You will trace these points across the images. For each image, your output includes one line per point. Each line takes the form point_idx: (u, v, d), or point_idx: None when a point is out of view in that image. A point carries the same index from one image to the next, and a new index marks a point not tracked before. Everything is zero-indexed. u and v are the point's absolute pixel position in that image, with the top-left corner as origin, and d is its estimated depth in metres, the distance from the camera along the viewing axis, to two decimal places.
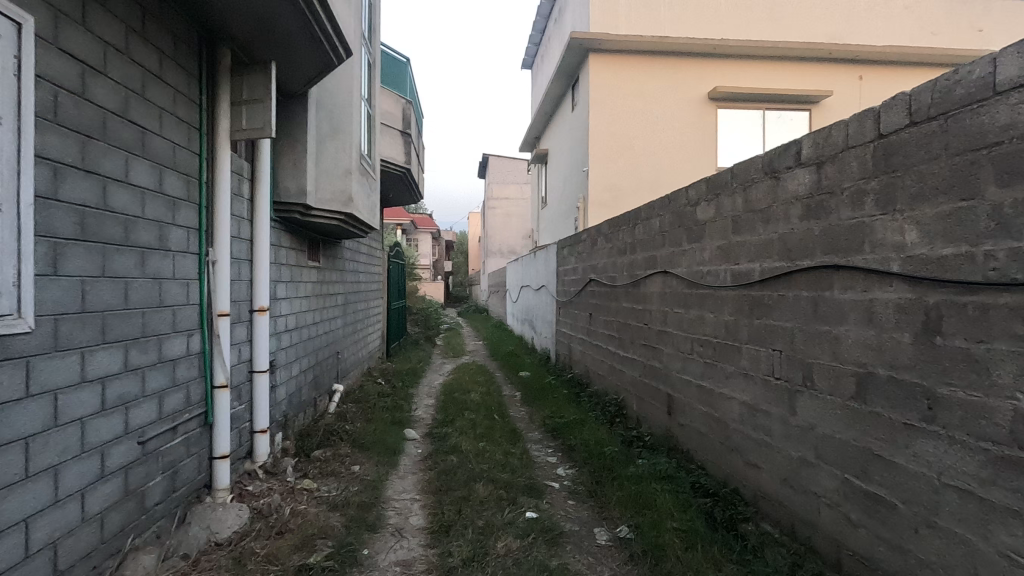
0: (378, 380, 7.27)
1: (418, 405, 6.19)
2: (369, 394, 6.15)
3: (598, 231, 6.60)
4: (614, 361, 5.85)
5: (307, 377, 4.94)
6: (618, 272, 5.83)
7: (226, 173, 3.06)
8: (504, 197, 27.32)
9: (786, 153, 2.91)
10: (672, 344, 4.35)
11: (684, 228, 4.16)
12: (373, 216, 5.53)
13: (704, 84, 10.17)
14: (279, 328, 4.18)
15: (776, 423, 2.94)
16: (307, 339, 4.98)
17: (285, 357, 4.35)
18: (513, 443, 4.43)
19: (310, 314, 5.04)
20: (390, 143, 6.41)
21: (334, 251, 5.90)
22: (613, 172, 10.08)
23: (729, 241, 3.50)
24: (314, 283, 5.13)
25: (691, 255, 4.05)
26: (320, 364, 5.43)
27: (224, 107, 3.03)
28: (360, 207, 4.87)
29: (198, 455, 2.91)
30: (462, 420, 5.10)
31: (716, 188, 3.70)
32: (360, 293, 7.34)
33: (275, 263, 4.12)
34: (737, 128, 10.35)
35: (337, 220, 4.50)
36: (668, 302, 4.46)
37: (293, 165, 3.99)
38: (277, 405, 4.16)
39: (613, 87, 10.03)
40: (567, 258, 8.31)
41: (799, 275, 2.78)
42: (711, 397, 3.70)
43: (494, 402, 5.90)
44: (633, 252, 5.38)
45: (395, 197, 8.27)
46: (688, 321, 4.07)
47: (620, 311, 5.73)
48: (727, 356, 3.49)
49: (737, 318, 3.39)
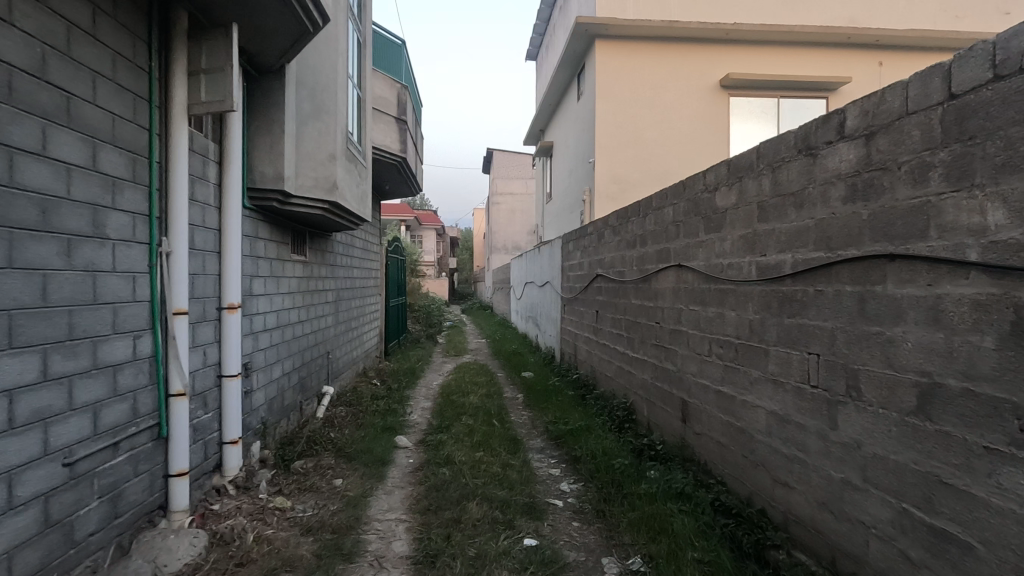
0: (373, 382, 6.91)
1: (413, 408, 5.84)
2: (362, 397, 5.79)
3: (605, 223, 6.21)
4: (623, 362, 5.46)
5: (292, 380, 4.60)
6: (627, 267, 5.43)
7: (183, 152, 2.69)
8: (509, 192, 26.92)
9: (826, 126, 2.50)
10: (687, 346, 3.96)
11: (701, 216, 3.77)
12: (363, 207, 5.15)
13: (716, 71, 9.73)
14: (256, 328, 3.83)
15: (813, 438, 2.56)
16: (292, 339, 4.62)
17: (265, 359, 4.00)
18: (512, 452, 4.07)
19: (295, 312, 4.69)
20: (385, 129, 6.04)
21: (324, 244, 5.54)
22: (620, 164, 9.67)
23: (753, 230, 3.11)
24: (299, 278, 4.77)
25: (709, 246, 3.65)
26: (308, 366, 5.08)
27: (180, 76, 2.66)
28: (348, 196, 4.50)
29: (150, 473, 2.55)
30: (458, 426, 4.74)
31: (737, 171, 3.31)
32: (354, 291, 6.99)
33: (252, 257, 3.76)
34: (750, 116, 9.92)
35: (321, 209, 4.12)
36: (682, 298, 4.07)
37: (269, 147, 3.62)
38: (255, 411, 3.82)
39: (620, 74, 9.60)
40: (572, 253, 7.92)
41: (842, 267, 2.39)
42: (733, 404, 3.31)
43: (494, 406, 5.54)
44: (642, 244, 5.00)
45: (392, 188, 7.90)
46: (706, 320, 3.68)
47: (628, 308, 5.35)
48: (752, 359, 3.10)
49: (763, 316, 3.00)
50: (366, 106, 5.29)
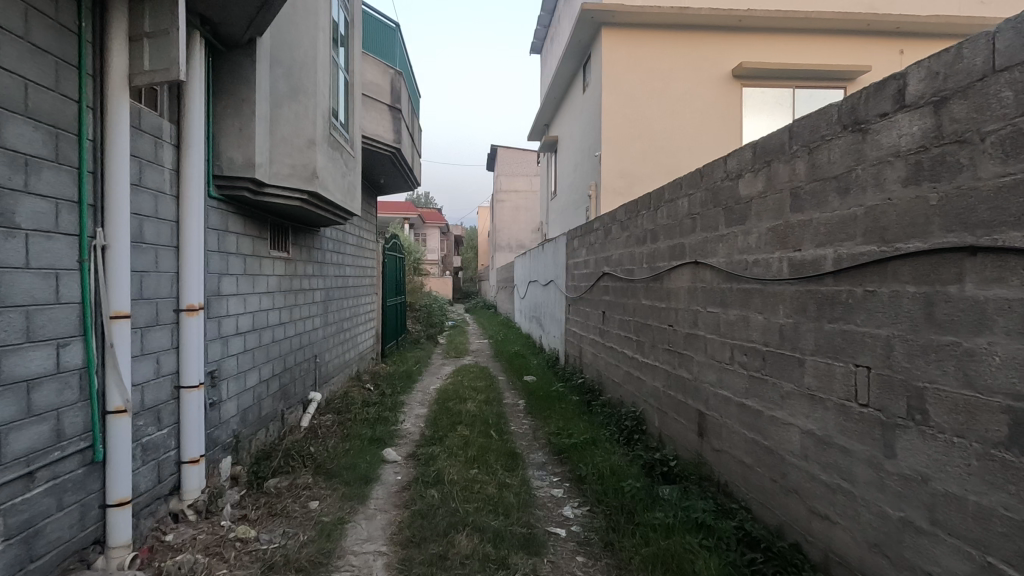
0: (365, 387, 6.53)
1: (407, 415, 5.47)
2: (352, 404, 5.43)
3: (613, 218, 5.81)
4: (632, 367, 5.06)
5: (272, 387, 4.23)
6: (636, 265, 5.04)
7: (122, 129, 2.31)
8: (513, 189, 26.52)
9: (879, 96, 2.10)
10: (705, 352, 3.56)
11: (721, 208, 3.37)
12: (351, 200, 4.77)
13: (727, 60, 9.30)
14: (227, 332, 3.45)
15: (862, 467, 2.15)
16: (272, 343, 4.25)
17: (238, 367, 3.63)
18: (509, 469, 3.68)
19: (276, 314, 4.32)
20: (377, 118, 5.67)
21: (310, 240, 5.17)
22: (627, 157, 9.26)
23: (785, 221, 2.70)
24: (280, 276, 4.40)
25: (731, 241, 3.25)
26: (292, 371, 4.71)
27: (119, 40, 2.28)
28: (331, 187, 4.13)
29: (81, 505, 2.18)
30: (452, 437, 4.35)
31: (765, 155, 2.90)
32: (346, 290, 6.62)
33: (221, 252, 3.38)
34: (763, 108, 9.49)
35: (300, 200, 3.74)
36: (700, 299, 3.67)
37: (238, 130, 3.25)
38: (226, 424, 3.44)
39: (628, 64, 9.18)
40: (577, 250, 7.52)
41: (900, 264, 1.99)
42: (759, 421, 2.91)
43: (492, 413, 5.16)
44: (653, 240, 4.60)
45: (388, 182, 7.52)
46: (728, 323, 3.28)
47: (638, 309, 4.94)
48: (783, 370, 2.70)
49: (797, 320, 2.60)
50: (355, 92, 4.92)
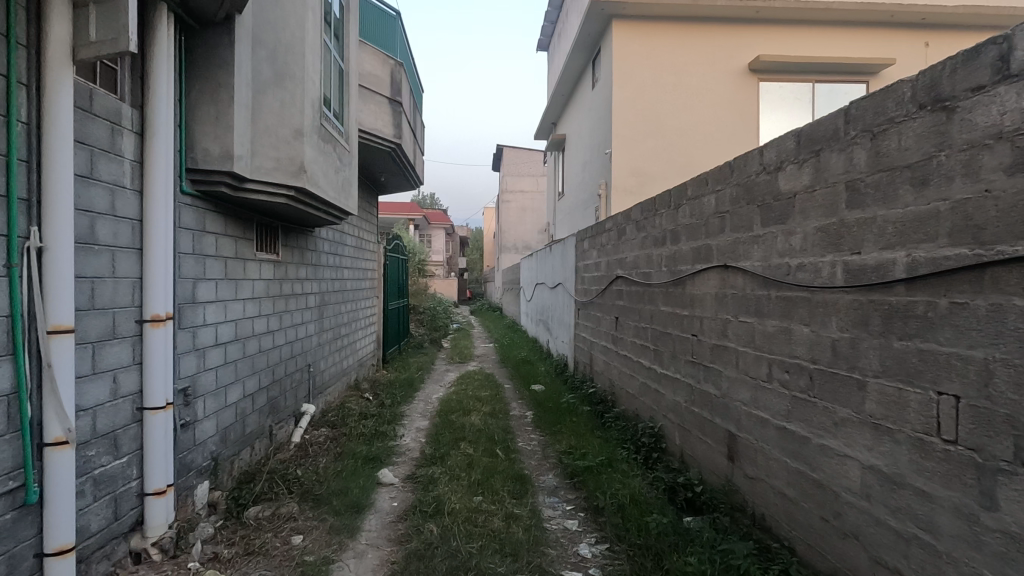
0: (364, 397, 6.18)
1: (407, 428, 5.12)
2: (348, 417, 5.08)
3: (627, 218, 5.44)
4: (650, 379, 4.68)
5: (258, 402, 3.89)
6: (653, 268, 4.66)
7: (64, 110, 1.96)
8: (519, 190, 26.19)
9: (972, 66, 1.73)
10: (736, 366, 3.19)
11: (757, 205, 3.00)
12: (346, 198, 4.43)
13: (743, 54, 8.90)
14: (203, 344, 3.10)
15: (948, 517, 1.78)
16: (259, 354, 3.91)
17: (218, 381, 3.28)
18: (517, 496, 3.32)
19: (263, 322, 3.97)
20: (376, 111, 5.34)
21: (303, 241, 4.83)
22: (639, 155, 8.88)
23: (839, 219, 2.33)
24: (269, 280, 4.05)
25: (768, 242, 2.88)
26: (282, 382, 4.37)
27: (59, 6, 1.94)
28: (323, 184, 3.78)
29: (8, 556, 1.83)
30: (454, 456, 4.00)
31: (812, 143, 2.53)
32: (344, 294, 6.28)
33: (197, 254, 3.03)
34: (781, 103, 9.09)
35: (286, 197, 3.38)
36: (730, 307, 3.30)
37: (214, 118, 2.90)
38: (202, 446, 3.09)
39: (639, 58, 8.80)
40: (588, 252, 7.15)
41: (1002, 272, 1.61)
42: (805, 449, 2.53)
43: (498, 428, 4.80)
44: (674, 241, 4.23)
45: (388, 180, 7.17)
46: (765, 335, 2.90)
47: (656, 317, 4.57)
48: (837, 393, 2.32)
49: (855, 335, 2.23)
50: (351, 82, 4.58)
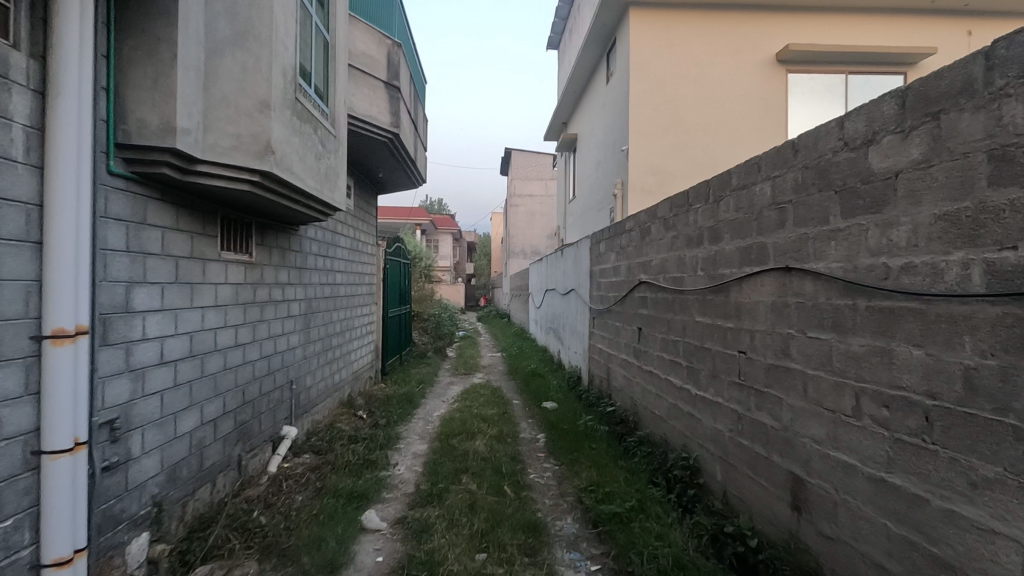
0: (357, 415, 5.58)
1: (402, 454, 4.50)
2: (335, 442, 4.47)
3: (652, 215, 4.83)
4: (682, 401, 4.05)
5: (223, 430, 3.28)
6: (686, 273, 4.04)
7: None
8: (527, 194, 25.65)
9: None
10: (804, 394, 2.56)
11: (834, 192, 2.37)
12: (332, 191, 3.84)
13: (770, 43, 8.29)
14: (142, 364, 2.49)
15: None
16: (225, 372, 3.31)
17: (164, 407, 2.67)
18: (530, 556, 2.69)
19: (230, 334, 3.37)
20: (370, 95, 4.77)
21: (285, 241, 4.24)
22: (657, 152, 8.25)
23: (975, 203, 1.70)
24: (237, 286, 3.45)
25: (853, 239, 2.25)
26: (256, 404, 3.76)
27: None
28: (299, 171, 3.18)
29: None
30: (455, 495, 3.38)
31: (926, 103, 1.90)
32: (336, 302, 5.68)
33: (135, 252, 2.44)
34: (811, 96, 8.45)
35: (250, 183, 2.78)
36: (793, 320, 2.67)
37: (154, 81, 2.32)
38: (139, 490, 2.47)
39: (658, 47, 8.20)
40: (604, 255, 6.53)
41: None
42: (918, 513, 1.89)
43: (505, 456, 4.18)
44: (713, 240, 3.61)
45: (387, 175, 6.59)
46: (848, 357, 2.27)
47: (690, 328, 3.94)
48: (974, 442, 1.69)
49: (1008, 364, 1.59)
50: (338, 57, 4.01)
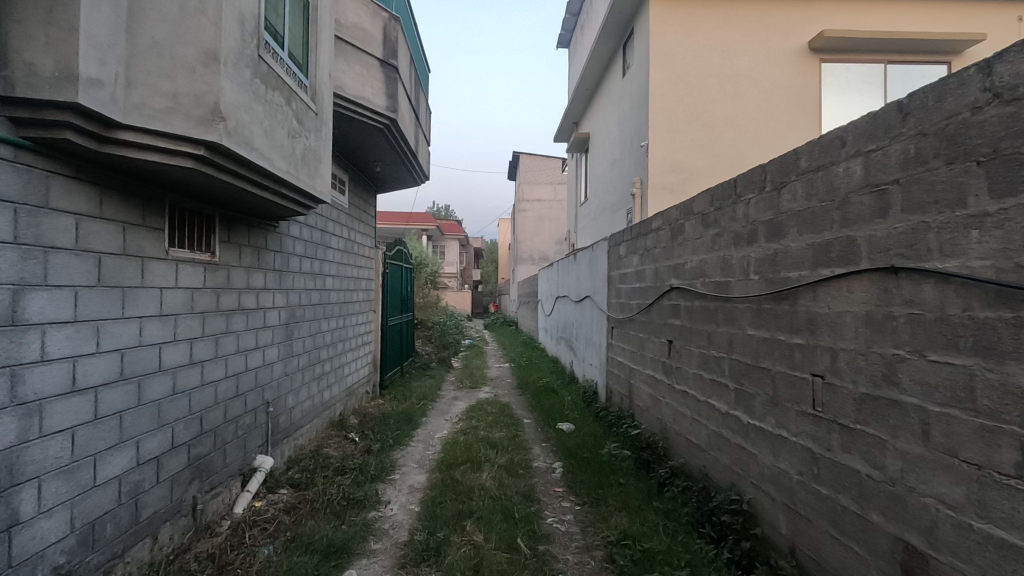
0: (348, 438, 4.94)
1: (396, 489, 3.85)
2: (318, 473, 3.83)
3: (686, 211, 4.19)
4: (728, 430, 3.40)
5: (172, 469, 2.66)
6: (733, 276, 3.39)
7: None
8: (535, 199, 25.09)
9: None
10: (924, 438, 1.90)
11: (974, 165, 1.74)
12: (312, 177, 3.22)
13: (802, 31, 7.67)
14: (38, 394, 1.88)
15: None
16: (176, 397, 2.69)
17: (77, 449, 2.05)
18: None
19: (183, 351, 2.75)
20: (361, 74, 4.19)
21: (260, 239, 3.62)
22: (680, 147, 7.60)
23: None
24: (193, 291, 2.83)
25: (1014, 227, 1.60)
26: (219, 433, 3.13)
27: None
28: (264, 148, 2.56)
29: None
30: (455, 553, 2.73)
31: None
32: (326, 310, 5.06)
33: (28, 246, 1.83)
34: (847, 87, 7.82)
35: (194, 160, 2.17)
36: (902, 337, 2.02)
37: (47, 12, 1.70)
38: (33, 563, 1.86)
39: (679, 35, 7.58)
40: (625, 258, 5.90)
41: None
42: None
43: (516, 495, 3.53)
44: (771, 236, 2.97)
45: (385, 170, 6.00)
46: (1005, 393, 1.62)
47: (740, 343, 3.29)
48: None
49: None
50: (323, 23, 3.42)
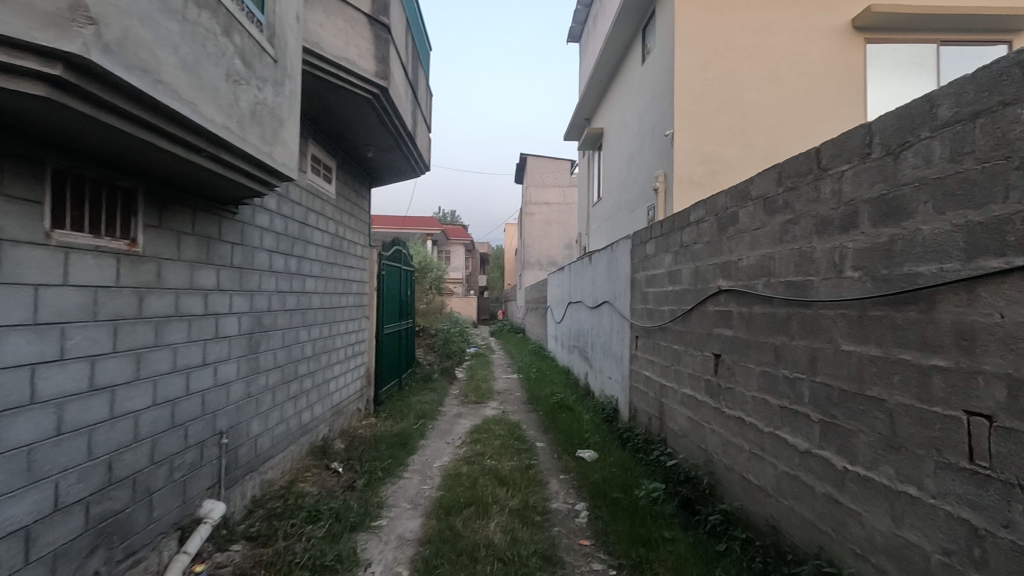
0: (329, 469, 4.16)
1: (379, 541, 3.05)
2: (282, 522, 3.04)
3: (740, 195, 3.42)
4: (809, 475, 2.61)
5: (57, 540, 1.89)
6: (815, 274, 2.61)
7: None
8: (543, 202, 24.38)
9: None
10: None
11: None
12: (268, 143, 2.47)
13: (845, 7, 6.89)
14: None
15: None
16: (66, 439, 1.92)
17: None
18: None
19: (79, 374, 1.98)
20: (343, 30, 3.46)
21: (209, 226, 2.87)
22: (710, 136, 6.80)
23: None
24: (98, 290, 2.07)
25: None
26: (144, 480, 2.37)
27: None
28: (180, 86, 1.81)
29: None
30: None
31: None
32: (305, 316, 4.31)
33: None
34: (896, 70, 7.04)
35: (50, 86, 1.41)
36: None
37: None
38: None
39: (709, 12, 6.81)
40: (654, 258, 5.12)
41: None
42: None
43: (533, 557, 2.77)
44: (882, 217, 2.19)
45: (379, 156, 5.27)
46: None
47: (828, 362, 2.50)
48: None
49: None
50: None
